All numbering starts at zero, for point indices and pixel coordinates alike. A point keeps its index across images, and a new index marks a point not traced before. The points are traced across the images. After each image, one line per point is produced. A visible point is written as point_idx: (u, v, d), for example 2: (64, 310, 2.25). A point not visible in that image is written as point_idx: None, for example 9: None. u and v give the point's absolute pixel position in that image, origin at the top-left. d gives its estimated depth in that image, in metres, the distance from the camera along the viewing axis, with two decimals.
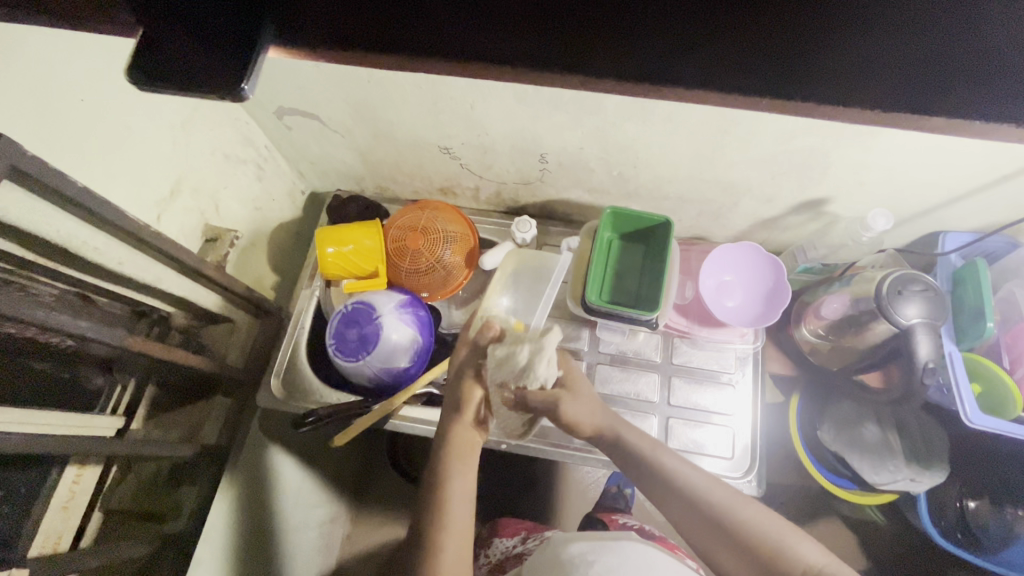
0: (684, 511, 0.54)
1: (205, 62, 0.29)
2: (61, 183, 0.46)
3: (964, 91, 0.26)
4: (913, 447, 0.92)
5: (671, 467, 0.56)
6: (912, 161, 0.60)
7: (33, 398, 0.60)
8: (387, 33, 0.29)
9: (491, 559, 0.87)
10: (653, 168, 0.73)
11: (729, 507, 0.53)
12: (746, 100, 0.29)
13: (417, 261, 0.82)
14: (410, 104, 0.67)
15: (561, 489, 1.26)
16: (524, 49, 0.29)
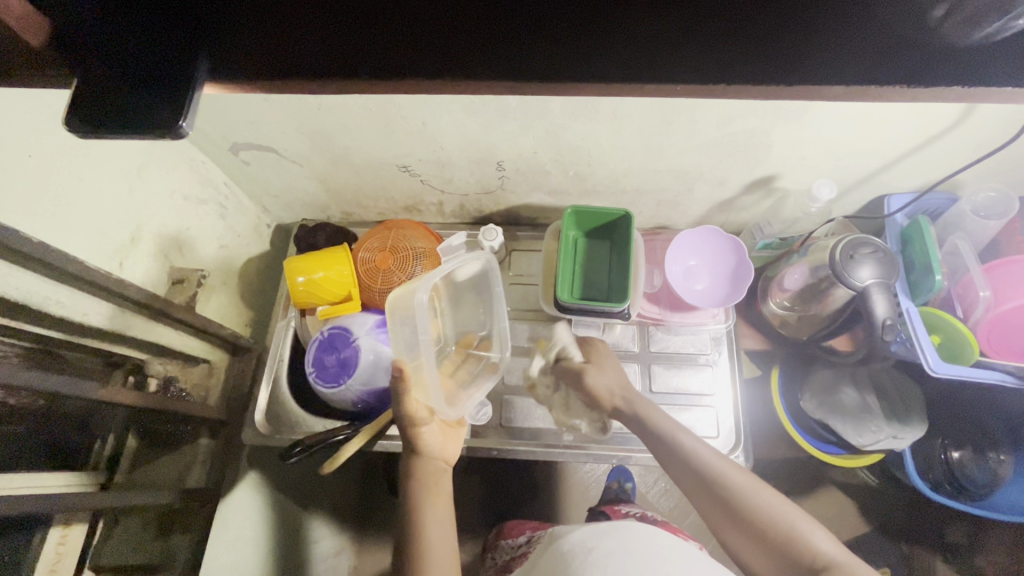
0: (705, 496, 0.57)
1: (138, 105, 0.30)
2: (21, 239, 0.47)
3: (877, 60, 0.28)
4: (890, 405, 0.98)
5: (683, 445, 0.59)
6: (846, 131, 0.63)
7: (6, 461, 0.59)
8: (324, 63, 0.30)
9: (500, 558, 0.87)
10: (607, 164, 0.75)
11: (750, 496, 0.55)
12: (669, 90, 0.31)
13: (389, 281, 0.83)
14: (364, 127, 0.69)
15: (564, 490, 1.26)
16: (458, 62, 0.30)
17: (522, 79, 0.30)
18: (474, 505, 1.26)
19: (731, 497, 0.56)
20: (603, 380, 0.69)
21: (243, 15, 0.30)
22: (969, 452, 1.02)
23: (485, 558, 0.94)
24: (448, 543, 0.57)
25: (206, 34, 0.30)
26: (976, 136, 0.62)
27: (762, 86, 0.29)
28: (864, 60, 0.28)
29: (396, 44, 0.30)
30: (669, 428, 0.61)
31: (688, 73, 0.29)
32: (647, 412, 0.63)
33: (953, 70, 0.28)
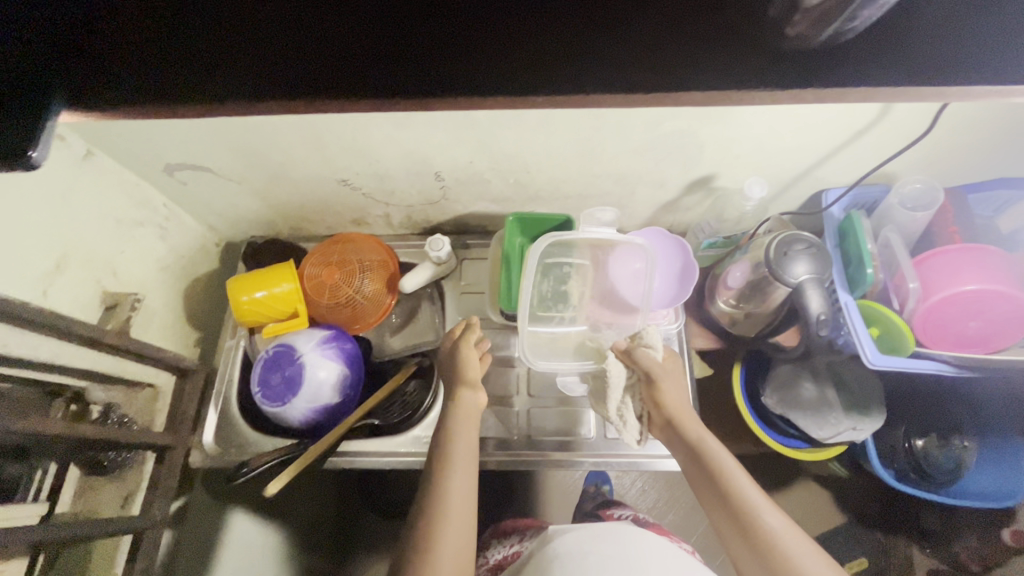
0: (723, 511, 0.61)
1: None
2: None
3: (729, 71, 0.29)
4: (849, 397, 0.98)
5: (700, 443, 0.66)
6: (772, 129, 0.64)
7: None
8: (191, 93, 0.30)
9: (489, 560, 0.87)
10: (545, 171, 0.75)
11: (760, 516, 0.58)
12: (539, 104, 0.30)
13: (337, 295, 0.83)
14: (295, 143, 0.68)
15: (543, 496, 1.26)
16: (329, 86, 0.30)
17: (391, 100, 0.30)
18: None
19: (744, 513, 0.59)
20: (673, 390, 0.71)
21: (114, 62, 0.31)
22: (933, 439, 1.02)
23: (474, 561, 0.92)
24: (468, 486, 0.61)
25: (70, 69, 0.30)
26: (899, 130, 0.63)
27: (621, 99, 0.30)
28: (722, 64, 0.29)
29: (260, 73, 0.30)
30: (694, 430, 0.68)
31: (550, 90, 0.30)
32: (679, 417, 0.70)
33: (813, 70, 0.29)
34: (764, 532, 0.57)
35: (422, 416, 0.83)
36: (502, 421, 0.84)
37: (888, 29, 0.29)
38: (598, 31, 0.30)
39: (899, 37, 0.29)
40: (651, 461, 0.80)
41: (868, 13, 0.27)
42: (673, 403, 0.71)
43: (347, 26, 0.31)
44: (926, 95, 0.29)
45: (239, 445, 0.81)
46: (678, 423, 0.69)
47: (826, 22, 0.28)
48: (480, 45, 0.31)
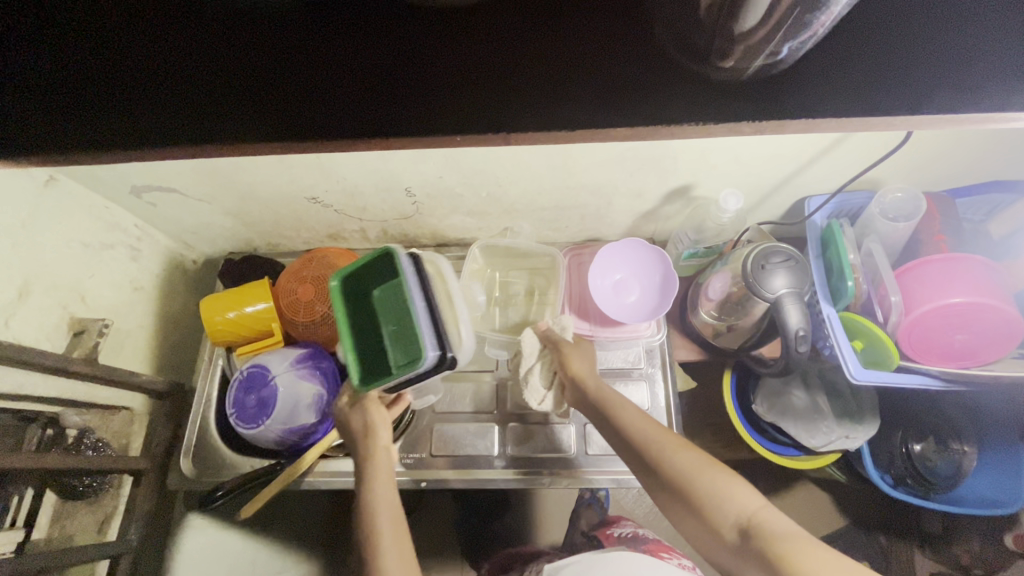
0: (652, 479, 0.58)
1: None
2: None
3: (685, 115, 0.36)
4: (841, 404, 0.96)
5: (604, 395, 0.65)
6: (745, 140, 0.61)
7: None
8: None
9: None
10: (517, 184, 0.73)
11: (693, 475, 0.55)
12: None
13: (311, 313, 0.81)
14: (260, 163, 0.67)
15: (538, 503, 1.26)
16: None
17: None
18: (449, 523, 1.26)
19: (673, 476, 0.56)
20: (580, 355, 0.71)
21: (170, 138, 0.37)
22: (931, 443, 0.99)
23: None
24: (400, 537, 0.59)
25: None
26: (878, 137, 0.60)
27: None
28: (675, 99, 0.37)
29: None
30: (596, 387, 0.67)
31: None
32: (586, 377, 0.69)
33: (745, 100, 0.36)
34: (699, 489, 0.54)
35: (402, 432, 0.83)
36: (484, 437, 0.83)
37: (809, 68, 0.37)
38: (572, 85, 0.37)
39: (817, 70, 0.36)
40: (633, 477, 0.79)
41: (788, 47, 0.36)
42: (580, 367, 0.70)
43: (349, 102, 0.38)
44: (857, 110, 0.35)
45: (217, 467, 0.80)
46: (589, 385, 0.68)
47: (754, 55, 0.37)
48: (487, 94, 0.37)
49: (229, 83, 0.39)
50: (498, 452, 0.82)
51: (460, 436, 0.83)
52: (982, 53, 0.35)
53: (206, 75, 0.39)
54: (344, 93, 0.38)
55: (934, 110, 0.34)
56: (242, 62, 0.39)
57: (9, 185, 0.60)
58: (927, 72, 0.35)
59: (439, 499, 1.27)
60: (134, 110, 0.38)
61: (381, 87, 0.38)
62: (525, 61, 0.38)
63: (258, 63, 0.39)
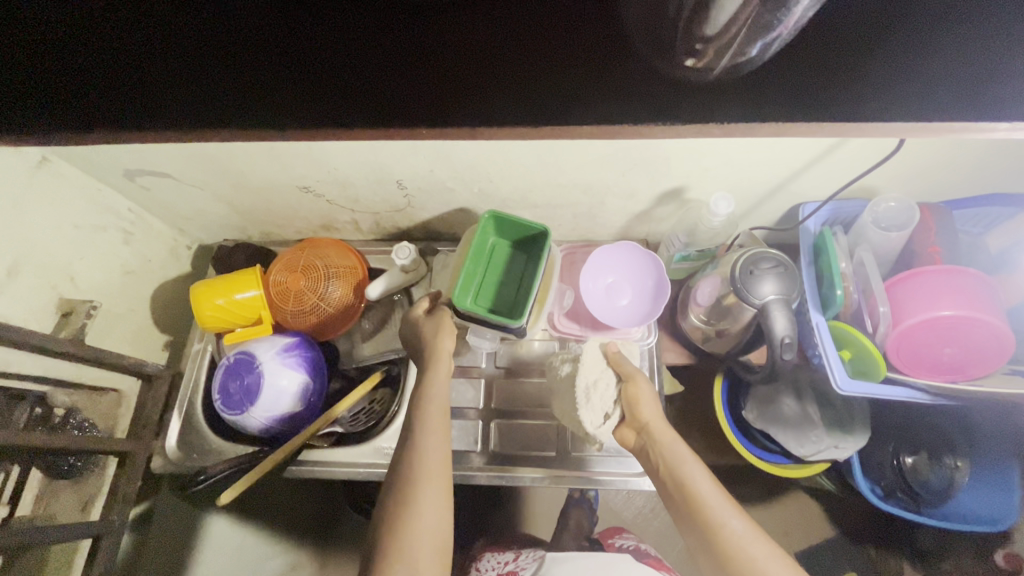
0: (700, 537, 0.59)
1: None
2: None
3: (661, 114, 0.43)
4: (831, 413, 0.95)
5: (673, 450, 0.65)
6: (737, 143, 0.60)
7: None
8: None
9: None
10: (509, 180, 0.73)
11: (745, 546, 0.56)
12: None
13: (302, 302, 0.82)
14: (251, 150, 0.67)
15: (526, 500, 1.27)
16: None
17: None
18: None
19: (723, 541, 0.57)
20: (646, 398, 0.69)
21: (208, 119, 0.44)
22: (924, 456, 0.98)
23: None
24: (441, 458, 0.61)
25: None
26: (874, 144, 0.59)
27: None
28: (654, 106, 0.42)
29: None
30: (661, 440, 0.66)
31: None
32: (654, 422, 0.68)
33: (721, 101, 0.42)
34: (746, 562, 0.55)
35: (387, 424, 0.84)
36: (467, 432, 0.82)
37: (771, 75, 0.43)
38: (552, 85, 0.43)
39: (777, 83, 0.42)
40: (615, 479, 0.79)
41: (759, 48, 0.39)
42: (648, 411, 0.69)
43: (363, 96, 0.45)
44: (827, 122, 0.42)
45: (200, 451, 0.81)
46: (656, 432, 0.67)
47: (723, 56, 0.41)
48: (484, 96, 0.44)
49: (272, 74, 0.45)
50: (481, 448, 0.82)
51: None
52: (931, 75, 0.41)
53: (254, 63, 0.46)
54: (360, 93, 0.44)
55: (902, 119, 0.41)
56: (276, 53, 0.45)
57: (1, 163, 0.61)
58: (884, 78, 0.41)
59: None
60: (191, 98, 0.46)
61: (390, 92, 0.44)
62: (524, 64, 0.44)
63: (293, 59, 0.45)
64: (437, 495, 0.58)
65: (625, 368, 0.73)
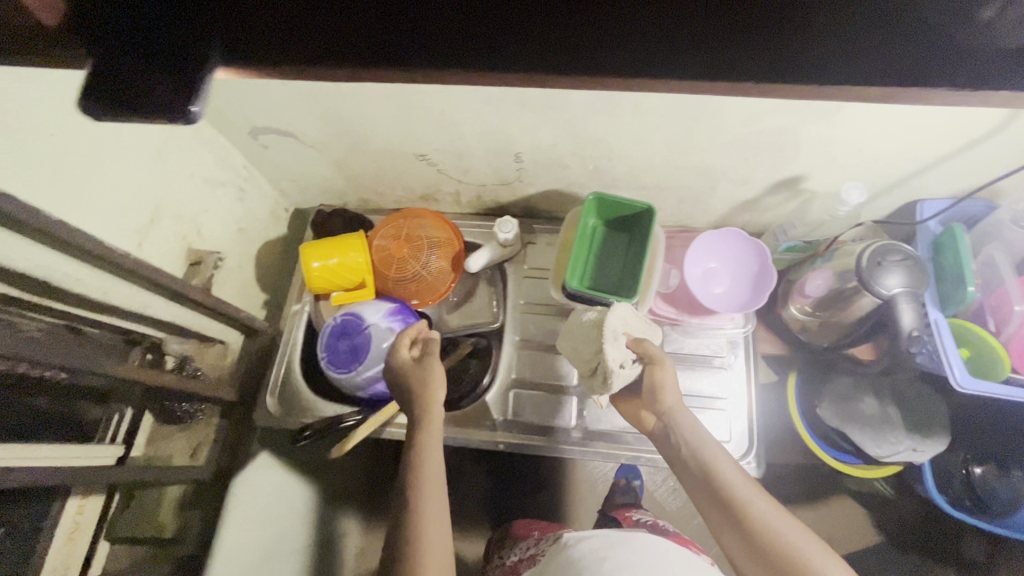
0: (726, 519, 0.60)
1: (150, 86, 0.30)
2: (54, 225, 0.47)
3: None
4: (912, 415, 0.94)
5: (696, 436, 0.65)
6: (880, 131, 0.60)
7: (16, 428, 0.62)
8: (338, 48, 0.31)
9: (505, 561, 0.91)
10: (627, 159, 0.73)
11: (775, 529, 0.57)
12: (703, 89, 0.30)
13: (404, 269, 0.83)
14: (382, 114, 0.68)
15: (572, 483, 1.28)
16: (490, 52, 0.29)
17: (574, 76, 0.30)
18: (484, 494, 1.28)
19: (754, 523, 0.58)
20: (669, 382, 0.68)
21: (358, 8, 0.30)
22: (992, 468, 0.97)
23: (495, 556, 0.98)
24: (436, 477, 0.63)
25: (258, 17, 0.31)
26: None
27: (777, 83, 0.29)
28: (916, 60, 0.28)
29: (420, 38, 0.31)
30: (678, 429, 0.67)
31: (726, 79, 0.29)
32: (675, 412, 0.67)
33: None
34: (777, 546, 0.56)
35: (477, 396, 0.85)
36: (561, 408, 0.83)
37: None
38: None
39: None
40: None
41: None
42: (669, 399, 0.68)
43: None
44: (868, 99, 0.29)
45: (295, 409, 0.82)
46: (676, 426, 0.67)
47: None
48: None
49: None
50: (575, 424, 0.83)
51: (537, 405, 0.84)
52: None
53: None
54: None
55: None
56: None
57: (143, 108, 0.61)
58: None
59: (476, 468, 1.30)
60: None
61: None
62: None
63: None
64: (436, 510, 0.60)
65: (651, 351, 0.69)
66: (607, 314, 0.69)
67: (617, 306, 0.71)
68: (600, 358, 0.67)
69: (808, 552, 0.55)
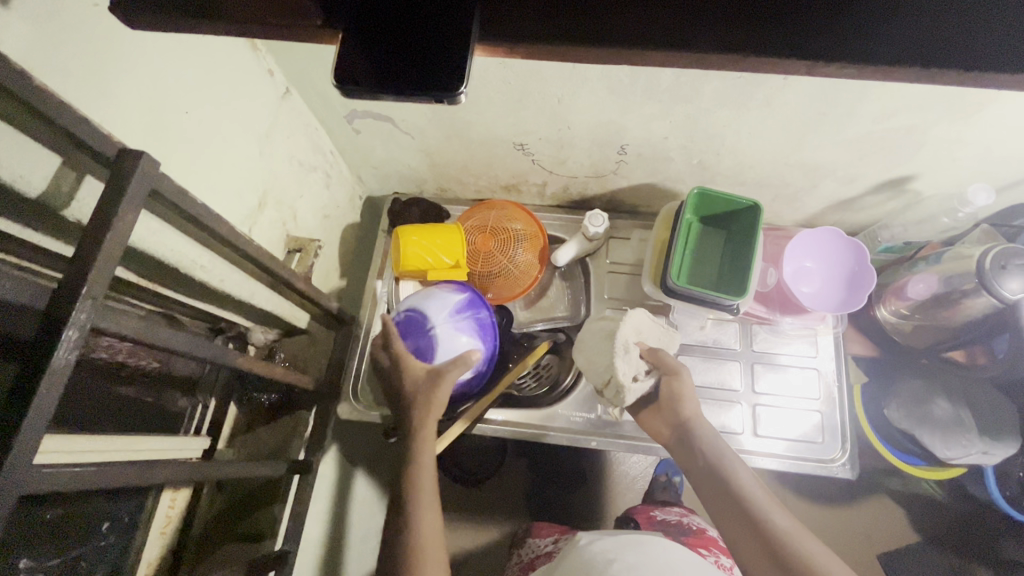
0: (743, 527, 0.56)
1: (400, 65, 0.28)
2: (202, 211, 0.45)
3: None
4: (988, 419, 0.81)
5: (715, 441, 0.64)
6: (1018, 132, 0.59)
7: (118, 421, 0.60)
8: (579, 19, 0.28)
9: (525, 557, 0.88)
10: (736, 154, 0.71)
11: (795, 540, 0.53)
12: (958, 81, 0.28)
13: (490, 262, 0.81)
14: (496, 101, 0.65)
15: (607, 482, 1.16)
16: (749, 32, 0.27)
17: (833, 59, 0.27)
18: (517, 491, 1.16)
19: (771, 533, 0.55)
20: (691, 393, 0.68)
21: None
22: None
23: (512, 555, 0.94)
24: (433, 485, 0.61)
25: None
26: None
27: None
28: None
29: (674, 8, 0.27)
30: (697, 431, 0.65)
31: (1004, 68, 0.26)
32: (696, 421, 0.66)
33: None
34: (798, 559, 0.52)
35: (563, 392, 0.83)
36: None
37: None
38: None
39: None
40: (809, 467, 0.77)
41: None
42: (690, 409, 0.67)
43: None
44: None
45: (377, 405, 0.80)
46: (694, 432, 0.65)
47: None
48: None
49: None
50: None
51: None
52: None
53: None
54: None
55: None
56: None
57: (257, 85, 0.58)
58: None
59: (511, 462, 1.18)
60: None
61: None
62: None
63: None
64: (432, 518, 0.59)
65: (670, 362, 0.70)
66: (619, 324, 0.70)
67: (632, 317, 0.72)
68: (611, 371, 0.68)
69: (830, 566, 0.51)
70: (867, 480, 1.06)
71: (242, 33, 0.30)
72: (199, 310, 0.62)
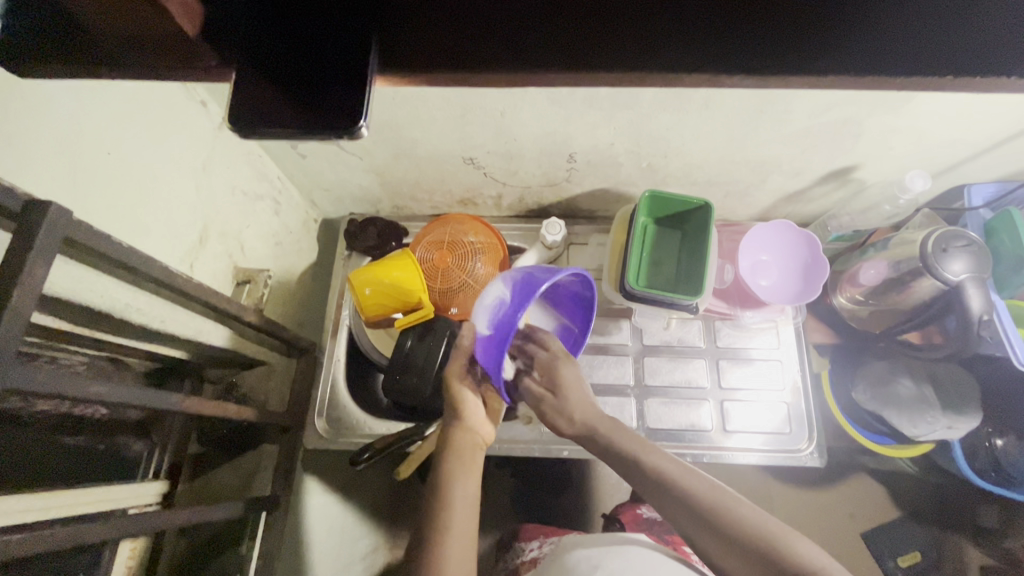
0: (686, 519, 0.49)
1: (296, 101, 0.28)
2: (126, 254, 0.43)
3: None
4: (948, 393, 0.82)
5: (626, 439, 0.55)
6: (947, 119, 0.61)
7: (62, 473, 0.57)
8: (481, 44, 0.27)
9: (510, 562, 0.87)
10: (683, 155, 0.72)
11: (730, 512, 0.48)
12: (869, 82, 0.28)
13: (449, 278, 0.80)
14: (438, 118, 0.65)
15: (593, 485, 1.15)
16: (657, 45, 0.27)
17: (742, 68, 0.28)
18: (503, 502, 1.15)
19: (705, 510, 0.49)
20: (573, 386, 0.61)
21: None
22: None
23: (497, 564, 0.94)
24: (470, 514, 0.52)
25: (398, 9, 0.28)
26: None
27: (950, 82, 0.28)
28: None
29: (573, 28, 0.27)
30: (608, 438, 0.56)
31: (912, 62, 0.27)
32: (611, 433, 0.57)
33: None
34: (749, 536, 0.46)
35: None
36: (621, 408, 0.81)
37: None
38: None
39: None
40: (779, 458, 0.78)
41: None
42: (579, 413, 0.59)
43: None
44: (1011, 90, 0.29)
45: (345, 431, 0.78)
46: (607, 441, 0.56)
47: None
48: None
49: None
50: (636, 424, 0.80)
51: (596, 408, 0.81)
52: None
53: None
54: None
55: None
56: None
57: (187, 120, 0.57)
58: None
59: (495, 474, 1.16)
60: None
61: None
62: None
63: None
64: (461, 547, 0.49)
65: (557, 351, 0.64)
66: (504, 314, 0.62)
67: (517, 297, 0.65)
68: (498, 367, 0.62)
69: (769, 516, 0.48)
70: (843, 462, 1.08)
71: (136, 78, 0.29)
72: (142, 351, 0.60)
